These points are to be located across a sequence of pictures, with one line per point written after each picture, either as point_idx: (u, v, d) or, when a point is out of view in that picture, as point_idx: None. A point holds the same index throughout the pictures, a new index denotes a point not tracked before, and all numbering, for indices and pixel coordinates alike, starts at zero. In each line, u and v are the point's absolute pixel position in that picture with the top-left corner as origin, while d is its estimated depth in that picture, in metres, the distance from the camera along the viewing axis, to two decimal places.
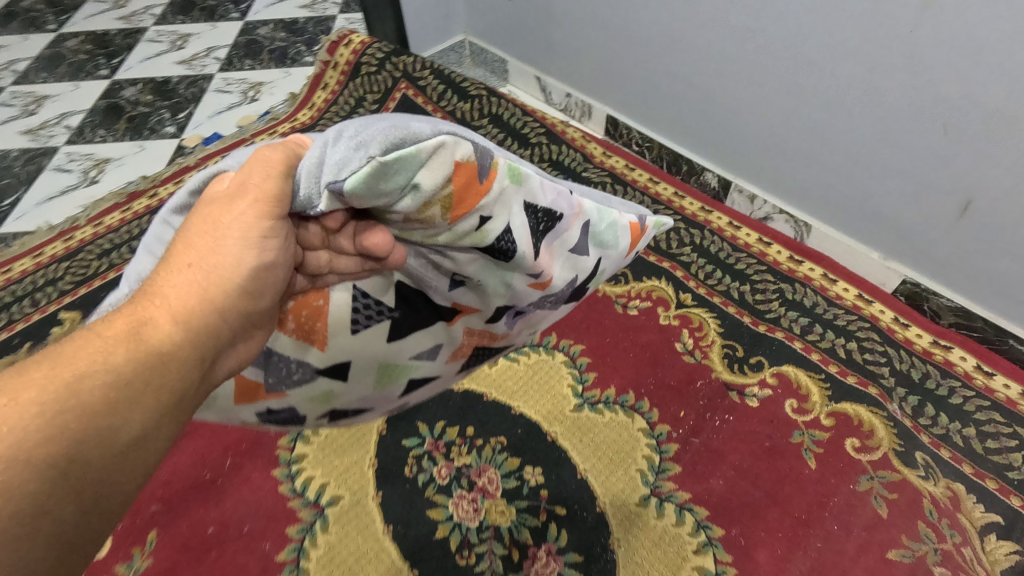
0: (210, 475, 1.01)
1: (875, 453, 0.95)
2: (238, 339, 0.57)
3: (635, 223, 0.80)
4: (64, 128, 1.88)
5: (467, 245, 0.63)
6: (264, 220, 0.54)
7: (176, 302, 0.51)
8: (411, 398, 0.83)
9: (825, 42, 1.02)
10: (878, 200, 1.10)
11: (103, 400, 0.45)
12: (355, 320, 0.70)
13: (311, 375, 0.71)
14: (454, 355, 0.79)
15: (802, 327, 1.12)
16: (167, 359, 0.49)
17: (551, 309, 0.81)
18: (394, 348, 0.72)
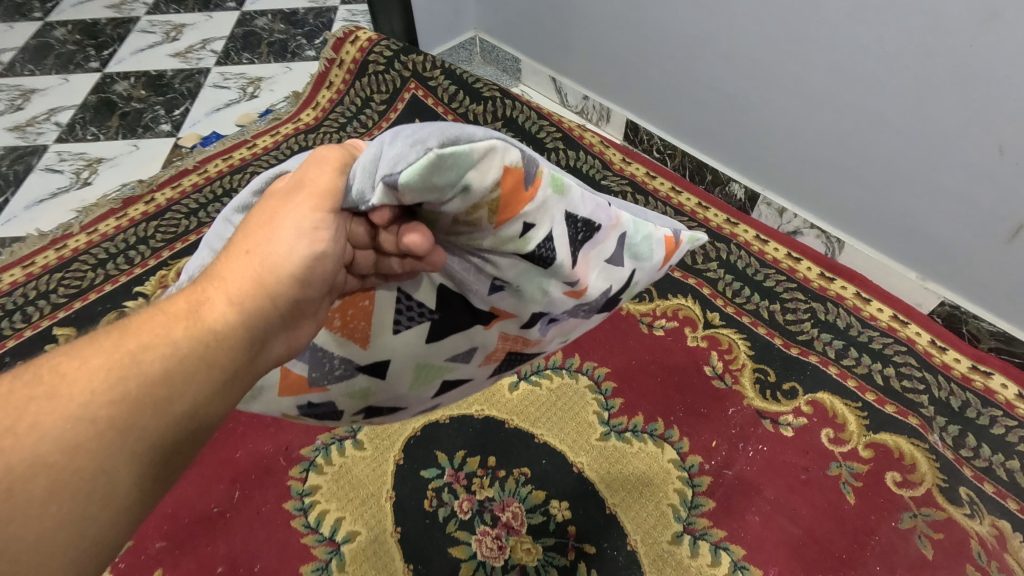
0: (217, 508, 0.95)
1: (917, 489, 0.91)
2: (291, 329, 0.54)
3: (670, 237, 0.69)
4: (53, 125, 1.79)
5: (509, 251, 0.57)
6: (319, 211, 0.51)
7: (231, 285, 0.50)
8: (441, 401, 0.77)
9: (872, 53, 0.99)
10: (921, 217, 1.08)
11: (153, 383, 0.45)
12: (397, 321, 0.65)
13: (352, 372, 0.66)
14: (486, 360, 0.71)
15: (837, 350, 1.07)
16: (213, 352, 0.48)
17: (581, 321, 0.71)
18: (434, 349, 0.67)
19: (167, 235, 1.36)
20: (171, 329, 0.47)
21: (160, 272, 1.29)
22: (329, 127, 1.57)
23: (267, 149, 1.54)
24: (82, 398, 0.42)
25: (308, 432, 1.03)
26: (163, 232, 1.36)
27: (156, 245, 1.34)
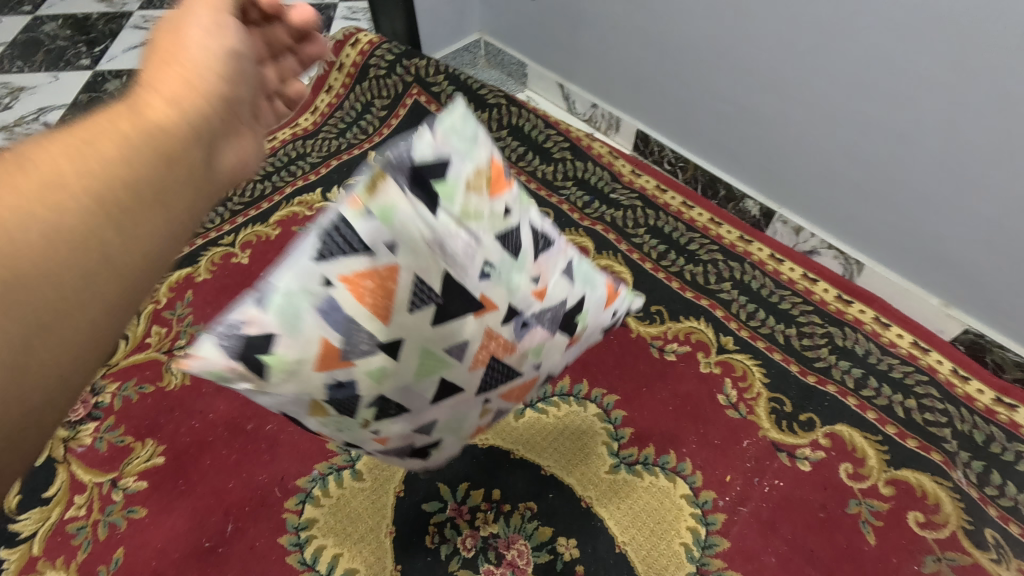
0: (209, 542, 0.91)
1: (941, 531, 0.88)
2: (229, 131, 0.57)
3: (611, 283, 0.80)
4: (42, 126, 1.74)
5: (497, 229, 0.63)
6: (212, 18, 0.57)
7: (168, 90, 0.52)
8: (438, 416, 0.66)
9: (901, 73, 0.95)
10: (947, 243, 1.04)
11: (119, 165, 0.45)
12: (414, 302, 0.57)
13: (375, 352, 0.57)
14: (478, 361, 0.64)
15: (856, 380, 1.03)
16: (176, 155, 0.49)
17: (550, 338, 0.70)
18: (441, 332, 0.60)
19: None
20: (112, 138, 0.46)
21: None
22: (327, 133, 1.53)
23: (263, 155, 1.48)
24: (73, 191, 0.43)
25: (304, 462, 0.99)
26: None
27: None
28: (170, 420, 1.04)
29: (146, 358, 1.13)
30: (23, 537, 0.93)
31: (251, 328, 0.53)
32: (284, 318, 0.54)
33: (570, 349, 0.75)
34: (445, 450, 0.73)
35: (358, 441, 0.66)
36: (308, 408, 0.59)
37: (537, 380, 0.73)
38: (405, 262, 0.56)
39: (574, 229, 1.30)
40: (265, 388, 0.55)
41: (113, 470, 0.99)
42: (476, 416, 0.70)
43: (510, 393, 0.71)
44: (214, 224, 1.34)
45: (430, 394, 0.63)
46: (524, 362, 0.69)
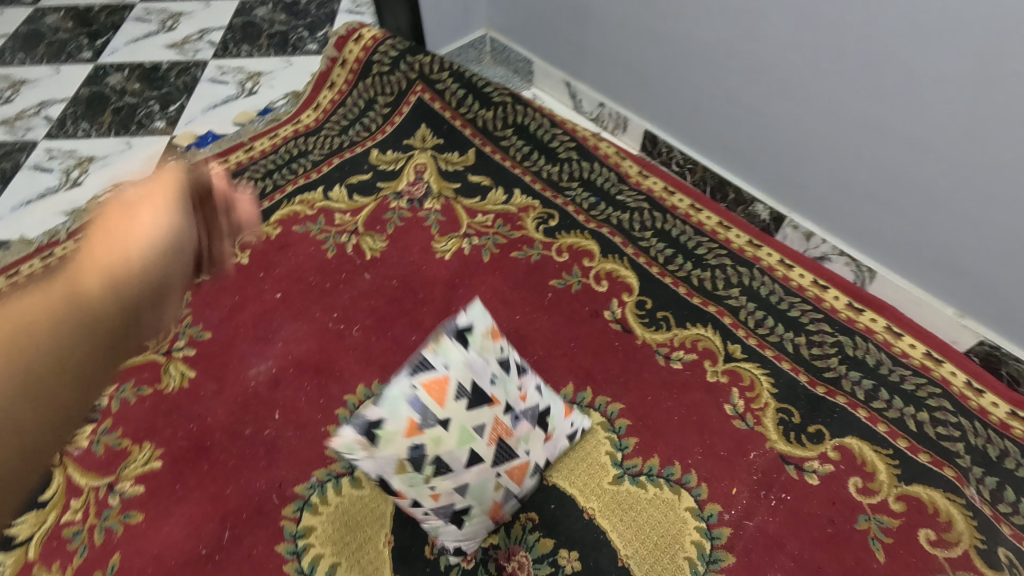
0: (206, 550, 0.90)
1: (953, 550, 0.85)
2: (161, 304, 0.62)
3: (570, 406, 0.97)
4: (43, 120, 1.72)
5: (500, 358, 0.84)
6: (162, 199, 0.65)
7: (104, 261, 0.58)
8: (468, 480, 0.80)
9: (924, 77, 0.93)
10: (963, 252, 1.02)
11: (68, 358, 0.53)
12: (462, 390, 0.78)
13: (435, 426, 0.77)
14: (493, 438, 0.81)
15: (866, 392, 1.01)
16: (97, 320, 0.55)
17: (534, 430, 0.87)
18: (472, 413, 0.79)
19: None
20: (43, 309, 0.53)
21: None
22: (329, 131, 1.50)
23: (265, 152, 1.47)
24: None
25: (303, 468, 0.98)
26: None
27: None
28: (167, 424, 1.03)
29: (144, 359, 1.11)
30: (18, 541, 0.92)
31: (370, 416, 0.75)
32: (388, 406, 0.75)
33: (550, 445, 0.91)
34: (472, 523, 0.84)
35: (418, 505, 0.80)
36: (397, 467, 0.76)
37: (529, 466, 0.87)
38: (454, 374, 0.78)
39: (579, 231, 1.27)
40: (373, 450, 0.75)
41: (109, 474, 0.98)
42: (493, 489, 0.83)
43: (513, 473, 0.84)
44: None
45: (466, 460, 0.79)
46: (518, 446, 0.84)
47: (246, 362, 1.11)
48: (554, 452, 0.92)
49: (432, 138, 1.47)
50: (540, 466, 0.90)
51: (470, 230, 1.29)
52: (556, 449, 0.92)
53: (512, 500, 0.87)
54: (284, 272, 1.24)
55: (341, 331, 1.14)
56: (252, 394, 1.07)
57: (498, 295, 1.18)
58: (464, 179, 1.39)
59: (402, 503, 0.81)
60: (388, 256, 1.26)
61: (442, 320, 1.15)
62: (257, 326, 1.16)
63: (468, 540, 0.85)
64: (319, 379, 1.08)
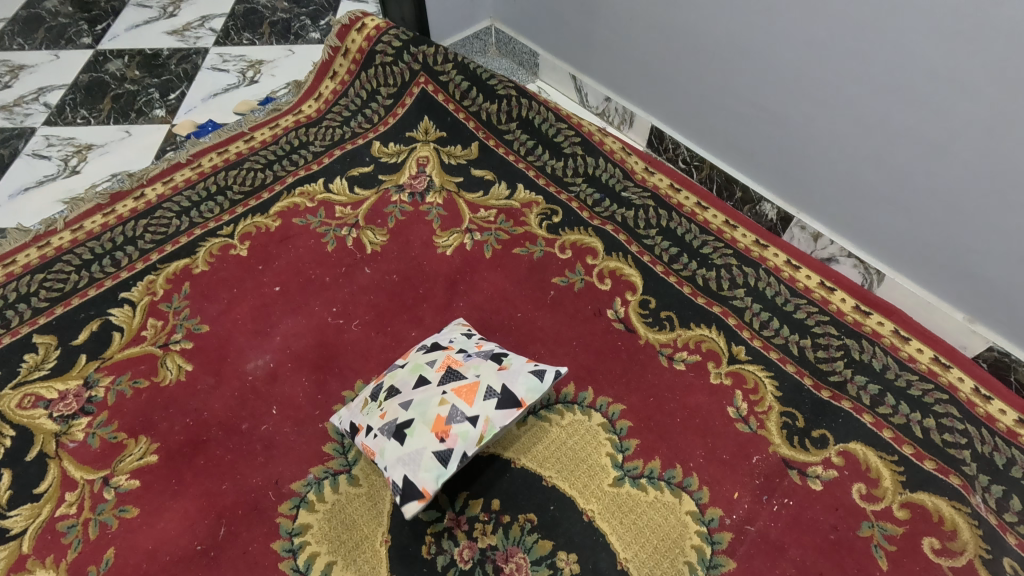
0: (201, 546, 0.89)
1: (958, 559, 0.84)
2: None
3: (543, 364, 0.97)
4: (42, 106, 1.70)
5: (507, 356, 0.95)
6: None
7: None
8: (414, 396, 0.90)
9: (939, 77, 0.91)
10: (974, 258, 1.00)
11: None
12: (490, 390, 0.90)
13: (462, 419, 0.87)
14: (441, 365, 0.94)
15: (873, 397, 1.00)
16: None
17: (484, 361, 0.94)
18: (488, 401, 0.89)
19: (157, 236, 1.27)
20: None
21: (147, 277, 1.21)
22: (330, 122, 1.48)
23: (266, 142, 1.45)
24: None
25: (299, 465, 0.97)
26: (153, 231, 1.28)
27: (144, 247, 1.25)
28: (164, 418, 1.02)
29: (141, 352, 1.10)
30: (12, 534, 0.91)
31: (399, 419, 0.88)
32: (417, 408, 0.89)
33: (507, 373, 0.92)
34: (416, 438, 0.86)
35: (371, 429, 0.90)
36: (361, 404, 0.95)
37: (479, 388, 0.90)
38: (478, 377, 0.91)
39: (583, 228, 1.25)
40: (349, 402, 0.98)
41: (105, 467, 0.97)
42: (436, 403, 0.89)
43: (459, 390, 0.90)
44: (213, 214, 1.31)
45: (413, 381, 0.93)
46: (467, 370, 0.93)
47: (243, 356, 1.10)
48: (515, 380, 0.91)
49: (435, 130, 1.45)
50: (497, 391, 0.90)
51: (471, 225, 1.27)
52: (517, 381, 0.91)
53: (461, 422, 0.87)
54: (283, 265, 1.22)
55: (340, 326, 1.13)
56: (249, 388, 1.05)
57: (499, 292, 1.17)
58: (466, 173, 1.37)
59: (360, 437, 0.91)
60: (388, 251, 1.24)
61: (442, 317, 1.14)
62: (256, 320, 1.14)
63: (411, 465, 0.84)
64: (317, 375, 1.07)
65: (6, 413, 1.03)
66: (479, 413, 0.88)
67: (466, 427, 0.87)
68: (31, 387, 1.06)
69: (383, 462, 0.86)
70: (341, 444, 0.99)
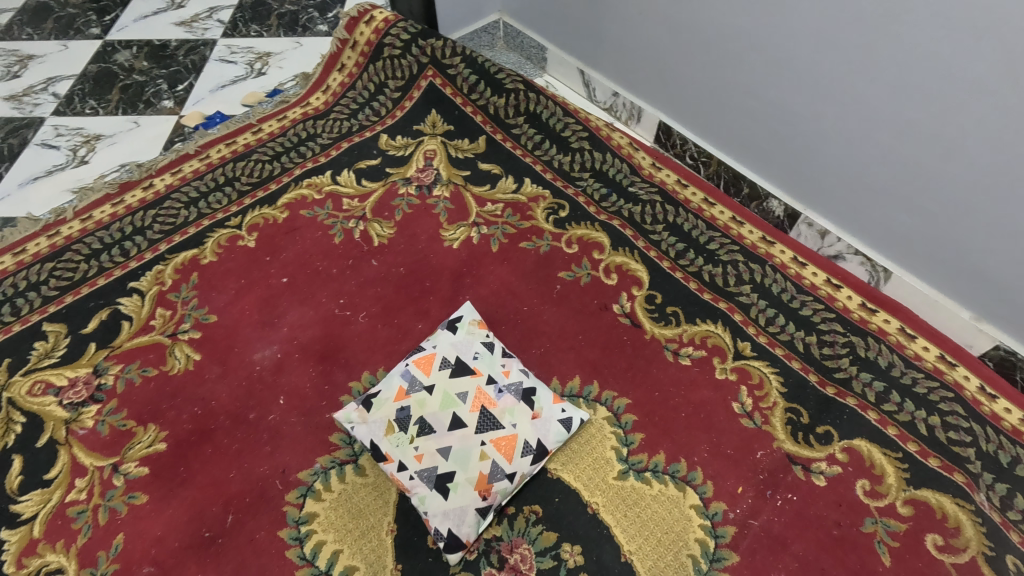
0: (209, 533, 0.90)
1: (960, 556, 0.85)
2: None
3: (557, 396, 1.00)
4: (51, 96, 1.70)
5: (534, 396, 0.97)
6: None
7: None
8: (452, 442, 0.91)
9: (950, 74, 0.91)
10: (982, 257, 1.00)
11: None
12: (527, 447, 0.92)
13: (502, 477, 0.90)
14: (474, 404, 0.95)
15: (877, 394, 1.00)
16: None
17: (518, 405, 0.95)
18: (526, 458, 0.92)
19: (165, 227, 1.28)
20: None
21: (156, 267, 1.21)
22: (338, 114, 1.48)
23: (274, 134, 1.45)
24: None
25: (307, 455, 0.97)
26: (161, 222, 1.29)
27: (153, 237, 1.26)
28: (172, 406, 1.03)
29: (150, 341, 1.11)
30: (23, 519, 0.92)
31: (440, 470, 0.89)
32: (458, 460, 0.90)
33: (540, 423, 0.95)
34: (459, 494, 0.88)
35: (405, 467, 0.91)
36: (385, 430, 0.94)
37: (517, 442, 0.92)
38: (515, 430, 0.93)
39: (590, 222, 1.25)
40: (366, 415, 0.96)
41: (114, 454, 0.98)
42: (477, 458, 0.90)
43: (498, 443, 0.92)
44: (221, 205, 1.31)
45: (447, 422, 0.93)
46: (502, 416, 0.94)
47: (250, 346, 1.10)
48: (548, 434, 0.94)
49: (442, 124, 1.45)
50: (533, 446, 0.93)
51: (478, 219, 1.28)
52: (549, 432, 0.94)
53: (501, 479, 0.89)
54: (290, 256, 1.23)
55: (347, 318, 1.13)
56: (257, 378, 1.06)
57: (505, 286, 1.17)
58: (473, 167, 1.37)
59: (390, 469, 0.92)
60: (395, 243, 1.24)
61: (448, 310, 1.14)
62: (263, 310, 1.15)
63: (455, 520, 0.86)
64: (324, 366, 1.07)
65: (16, 400, 1.04)
66: (517, 471, 0.91)
67: (506, 485, 0.89)
68: (41, 374, 1.07)
69: (421, 507, 0.88)
70: (347, 435, 0.99)
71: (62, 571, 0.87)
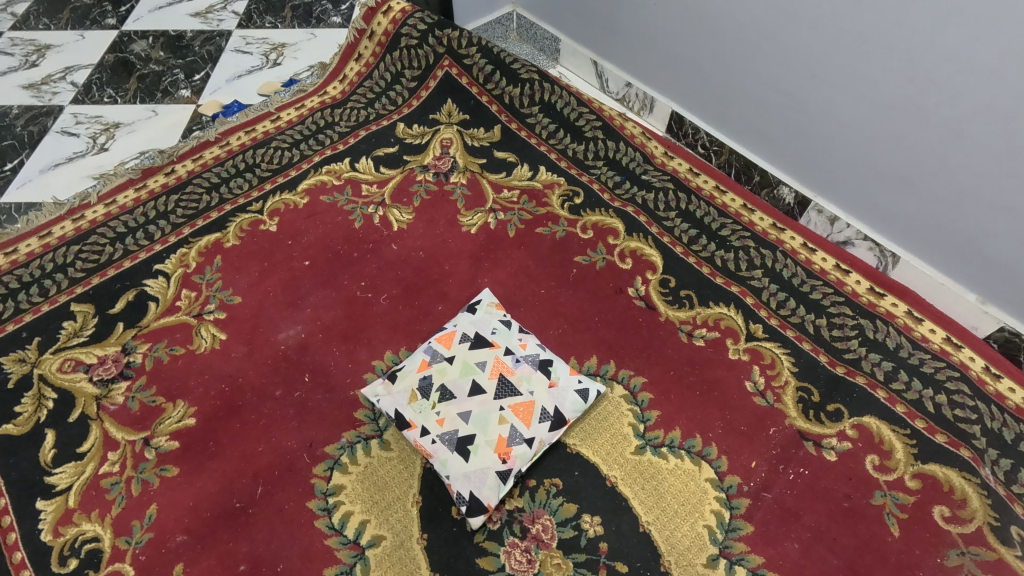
0: (240, 504, 0.93)
1: (967, 526, 0.88)
2: None
3: (574, 370, 1.03)
4: (69, 85, 1.72)
5: (550, 367, 1.00)
6: None
7: None
8: (472, 408, 0.95)
9: (963, 61, 0.93)
10: (989, 240, 1.03)
11: None
12: (545, 412, 0.95)
13: (519, 441, 0.93)
14: (493, 372, 0.99)
15: (886, 373, 1.03)
16: None
17: (535, 373, 0.99)
18: (543, 424, 0.95)
19: (188, 211, 1.30)
20: None
21: (180, 250, 1.24)
22: (355, 103, 1.51)
23: (292, 123, 1.48)
24: None
25: (333, 429, 1.00)
26: (184, 207, 1.31)
27: (176, 221, 1.29)
28: (200, 383, 1.06)
29: (176, 321, 1.14)
30: (58, 489, 0.95)
31: (460, 434, 0.93)
32: (479, 424, 0.93)
33: (557, 392, 0.98)
34: (480, 457, 0.91)
35: (427, 432, 0.94)
36: (407, 398, 0.97)
37: (535, 408, 0.95)
38: (532, 397, 0.96)
39: (604, 209, 1.28)
40: (391, 387, 0.99)
41: (145, 429, 1.01)
42: (496, 422, 0.93)
43: (517, 409, 0.95)
44: (242, 190, 1.34)
45: (467, 388, 0.97)
46: (520, 384, 0.97)
47: (275, 326, 1.13)
48: (564, 401, 0.97)
49: (458, 113, 1.48)
50: (550, 412, 0.96)
51: (495, 205, 1.30)
52: (566, 401, 0.97)
53: (520, 443, 0.92)
54: (312, 240, 1.25)
55: (369, 299, 1.16)
56: (282, 357, 1.09)
57: (523, 269, 1.20)
58: (489, 155, 1.40)
59: (413, 435, 0.95)
60: (414, 228, 1.27)
61: (467, 292, 1.17)
62: (286, 292, 1.18)
63: (476, 482, 0.89)
64: (347, 345, 1.10)
65: (47, 376, 1.07)
66: (536, 436, 0.94)
67: (524, 448, 0.92)
68: (71, 352, 1.10)
69: (443, 471, 0.91)
70: (372, 411, 1.02)
71: (98, 539, 0.90)
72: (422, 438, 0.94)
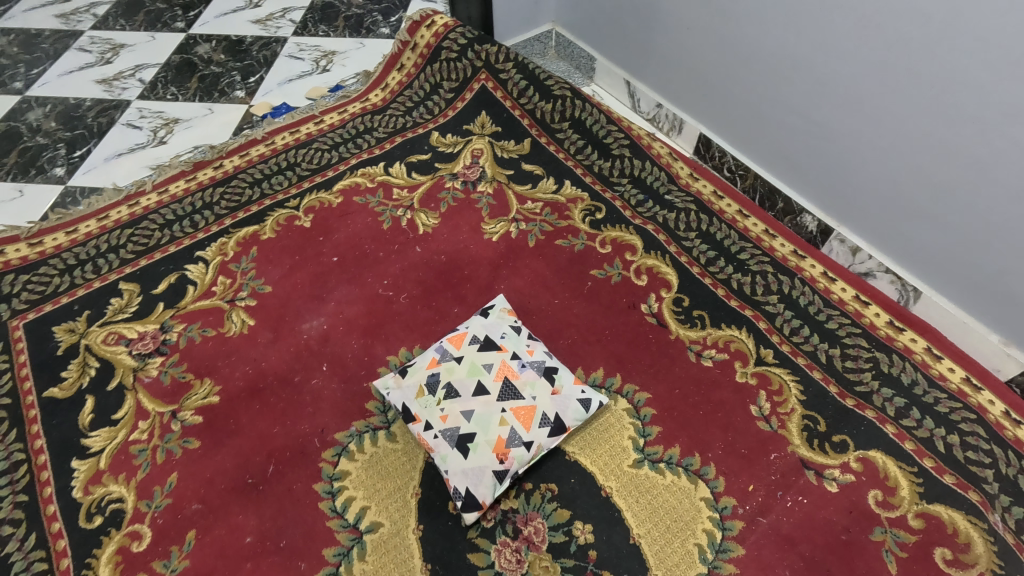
0: (252, 480, 0.99)
1: (969, 571, 0.85)
2: None
3: (578, 379, 1.05)
4: (137, 82, 1.86)
5: (553, 374, 1.03)
6: None
7: None
8: (475, 407, 0.98)
9: (991, 100, 0.93)
10: (1013, 280, 1.01)
11: None
12: (546, 418, 0.98)
13: (518, 443, 0.95)
14: (499, 374, 1.01)
15: (897, 409, 1.01)
16: None
17: (540, 379, 1.02)
18: (541, 429, 0.97)
19: (231, 204, 1.39)
20: None
21: (220, 239, 1.33)
22: (394, 111, 1.58)
23: (334, 126, 1.56)
24: None
25: (345, 418, 1.05)
26: (228, 199, 1.40)
27: (219, 212, 1.38)
28: (226, 364, 1.13)
29: (210, 304, 1.22)
30: (92, 451, 1.03)
31: (461, 431, 0.96)
32: (480, 424, 0.96)
33: (560, 399, 1.00)
34: (478, 455, 0.94)
35: (431, 427, 0.98)
36: (416, 393, 1.02)
37: (536, 413, 0.98)
38: (534, 402, 0.99)
39: (624, 226, 1.31)
40: (401, 381, 1.04)
41: (173, 402, 1.08)
42: (497, 422, 0.96)
43: (518, 412, 0.98)
44: (282, 187, 1.42)
45: (472, 388, 1.00)
46: (524, 388, 1.00)
47: (300, 317, 1.20)
48: (566, 409, 1.00)
49: (491, 125, 1.53)
50: (551, 418, 0.98)
51: (519, 215, 1.34)
52: (567, 409, 1.00)
53: (518, 446, 0.95)
54: (342, 238, 1.32)
55: (390, 298, 1.22)
56: (304, 346, 1.15)
57: (540, 278, 1.23)
58: (517, 167, 1.44)
59: (418, 428, 0.99)
60: (439, 233, 1.32)
61: (484, 297, 1.21)
62: (314, 285, 1.24)
63: (473, 478, 0.93)
64: (365, 340, 1.16)
65: (92, 347, 1.16)
66: (534, 439, 0.96)
67: (522, 451, 0.95)
68: (115, 327, 1.19)
69: (443, 465, 0.95)
70: (382, 403, 1.07)
71: (122, 500, 0.97)
72: (425, 432, 0.98)
